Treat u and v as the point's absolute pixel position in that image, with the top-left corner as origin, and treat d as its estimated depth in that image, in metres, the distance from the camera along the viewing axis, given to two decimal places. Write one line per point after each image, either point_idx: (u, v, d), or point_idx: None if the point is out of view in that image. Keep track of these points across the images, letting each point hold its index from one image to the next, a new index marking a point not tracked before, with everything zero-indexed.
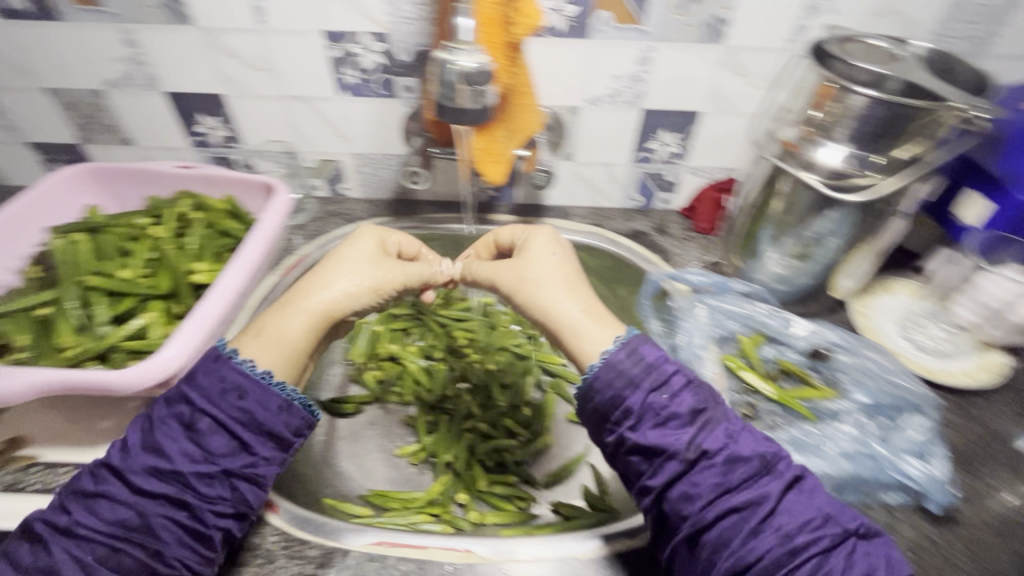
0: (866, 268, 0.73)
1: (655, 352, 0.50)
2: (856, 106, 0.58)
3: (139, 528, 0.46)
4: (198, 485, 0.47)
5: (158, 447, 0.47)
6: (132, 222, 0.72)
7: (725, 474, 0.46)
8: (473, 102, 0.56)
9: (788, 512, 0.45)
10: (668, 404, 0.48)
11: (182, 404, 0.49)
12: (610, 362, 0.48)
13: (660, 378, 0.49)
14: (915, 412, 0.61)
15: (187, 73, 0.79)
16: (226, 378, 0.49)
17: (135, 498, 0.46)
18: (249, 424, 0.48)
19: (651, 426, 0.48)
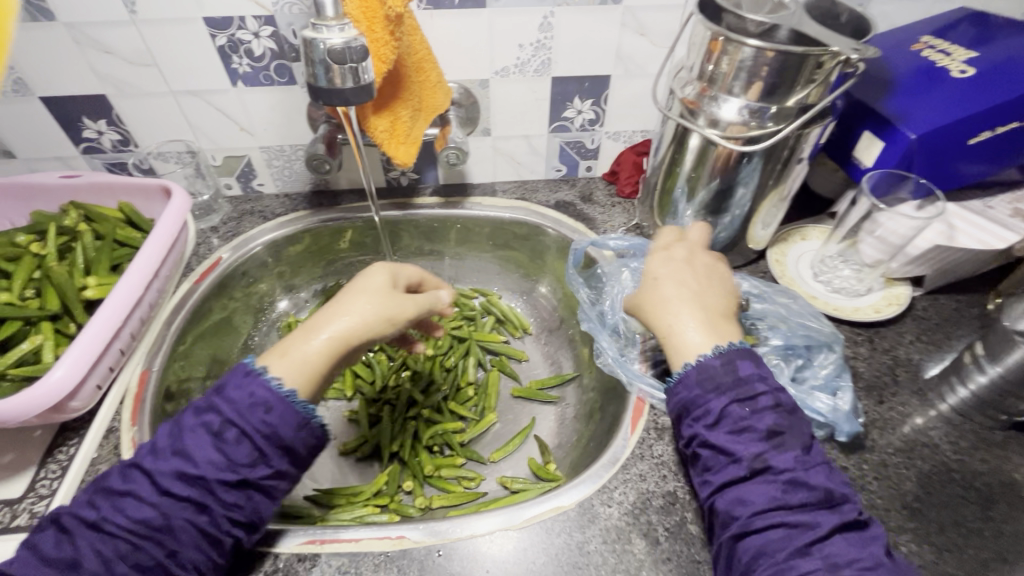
0: (778, 216, 0.76)
1: (748, 366, 0.49)
2: (745, 58, 0.59)
3: (156, 531, 0.44)
4: (221, 490, 0.46)
5: (183, 453, 0.46)
6: (11, 242, 0.66)
7: (776, 473, 0.45)
8: (348, 80, 0.52)
9: (768, 491, 0.45)
10: (747, 413, 0.48)
11: (208, 414, 0.47)
12: (700, 365, 0.50)
13: (746, 388, 0.49)
14: (824, 349, 0.63)
15: (60, 75, 0.72)
16: (256, 394, 0.47)
17: (155, 499, 0.45)
18: (272, 432, 0.47)
19: (733, 414, 0.48)
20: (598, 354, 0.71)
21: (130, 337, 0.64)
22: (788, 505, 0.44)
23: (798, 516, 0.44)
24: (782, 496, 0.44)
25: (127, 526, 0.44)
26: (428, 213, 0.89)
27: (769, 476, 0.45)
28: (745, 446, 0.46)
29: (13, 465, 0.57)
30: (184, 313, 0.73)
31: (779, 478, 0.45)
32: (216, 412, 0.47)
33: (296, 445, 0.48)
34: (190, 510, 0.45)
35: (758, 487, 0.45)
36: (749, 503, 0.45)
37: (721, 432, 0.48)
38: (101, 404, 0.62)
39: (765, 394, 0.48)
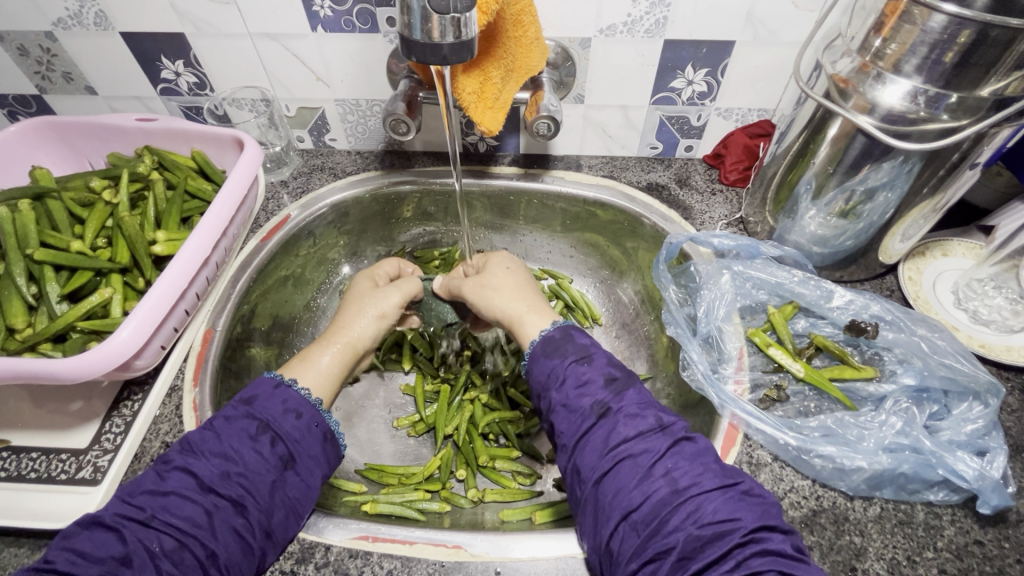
0: (923, 228, 0.63)
1: (584, 337, 0.55)
2: (933, 28, 0.46)
3: (197, 528, 0.43)
4: (260, 493, 0.46)
5: (226, 454, 0.47)
6: (84, 186, 0.65)
7: (624, 424, 0.47)
8: (448, 35, 0.45)
9: (676, 477, 0.44)
10: (588, 369, 0.52)
11: (247, 419, 0.49)
12: (544, 339, 0.55)
13: (586, 353, 0.53)
14: (969, 399, 0.53)
15: (140, 9, 0.68)
16: (289, 401, 0.52)
17: (199, 496, 0.44)
18: (298, 441, 0.50)
19: (591, 373, 0.51)
20: (684, 366, 0.62)
21: (195, 297, 0.62)
22: (679, 496, 0.42)
23: (687, 503, 0.42)
24: (671, 491, 0.43)
25: (172, 524, 0.42)
26: (505, 184, 0.81)
27: (682, 456, 0.45)
28: (591, 397, 0.50)
29: (80, 414, 0.57)
30: (249, 272, 0.70)
31: (622, 417, 0.48)
32: (254, 418, 0.49)
33: (318, 464, 0.51)
34: (231, 511, 0.44)
35: (608, 432, 0.47)
36: (604, 451, 0.46)
37: (566, 390, 0.51)
38: (165, 361, 0.61)
39: (601, 356, 0.53)
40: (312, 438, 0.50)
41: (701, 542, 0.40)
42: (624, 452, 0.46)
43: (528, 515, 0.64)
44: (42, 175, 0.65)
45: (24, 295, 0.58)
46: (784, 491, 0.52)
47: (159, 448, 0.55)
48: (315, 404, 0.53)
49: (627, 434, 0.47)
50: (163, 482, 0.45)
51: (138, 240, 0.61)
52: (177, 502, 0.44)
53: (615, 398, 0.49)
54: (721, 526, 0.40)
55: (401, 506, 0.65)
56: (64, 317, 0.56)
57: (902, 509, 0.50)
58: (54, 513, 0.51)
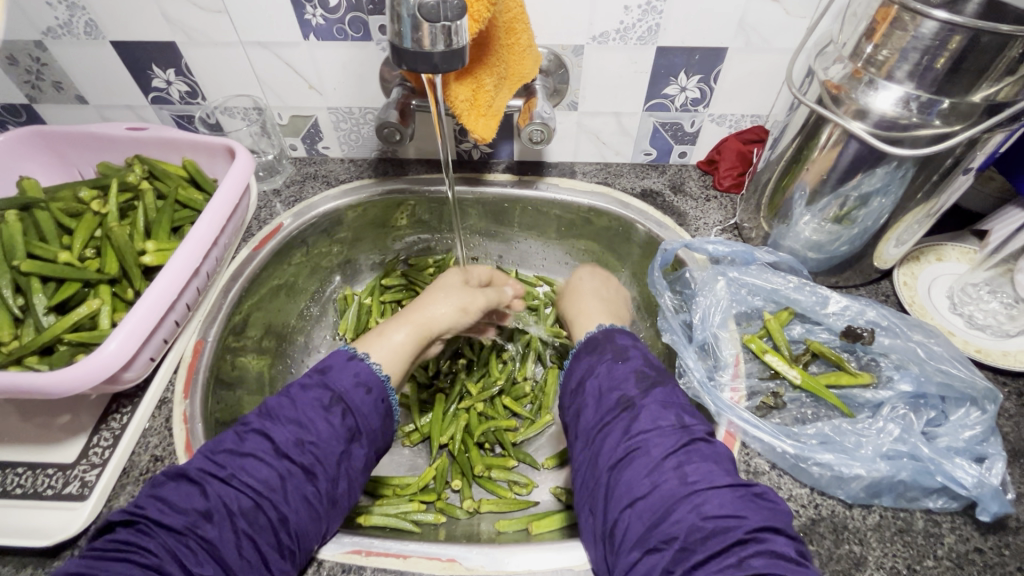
0: (917, 233, 0.63)
1: (624, 339, 0.55)
2: (924, 35, 0.46)
3: (271, 492, 0.44)
4: (330, 462, 0.47)
5: (301, 422, 0.47)
6: (73, 196, 0.65)
7: (648, 417, 0.47)
8: (439, 43, 0.45)
9: (688, 471, 0.43)
10: (624, 367, 0.51)
11: (320, 389, 0.49)
12: (584, 338, 0.56)
13: (623, 353, 0.53)
14: (967, 405, 0.52)
15: (130, 18, 0.68)
16: (361, 375, 0.51)
17: (273, 460, 0.45)
18: (365, 415, 0.50)
19: (623, 370, 0.51)
20: (680, 373, 0.62)
21: (186, 308, 0.61)
22: (687, 489, 0.42)
23: (694, 497, 0.41)
24: (680, 482, 0.42)
25: (249, 485, 0.43)
26: (499, 192, 0.81)
27: (698, 454, 0.44)
28: (618, 391, 0.49)
29: (68, 428, 0.56)
30: (241, 282, 0.69)
31: (646, 410, 0.47)
32: (329, 389, 0.50)
33: (378, 438, 0.52)
34: (302, 477, 0.45)
35: (628, 423, 0.47)
36: (621, 441, 0.46)
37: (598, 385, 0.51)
38: (155, 373, 0.60)
39: (637, 356, 0.53)
40: (377, 414, 0.51)
41: (701, 535, 0.39)
42: (640, 442, 0.45)
43: (525, 525, 0.64)
44: (30, 186, 0.64)
45: (10, 306, 0.57)
46: (781, 499, 0.51)
47: (148, 461, 0.54)
48: (385, 379, 0.53)
49: (647, 427, 0.46)
50: (242, 443, 0.46)
51: (127, 251, 0.60)
52: (253, 464, 0.44)
53: (641, 394, 0.49)
54: (722, 522, 0.40)
55: (396, 518, 0.64)
56: (51, 329, 0.55)
57: (901, 516, 0.50)
58: (40, 530, 0.50)
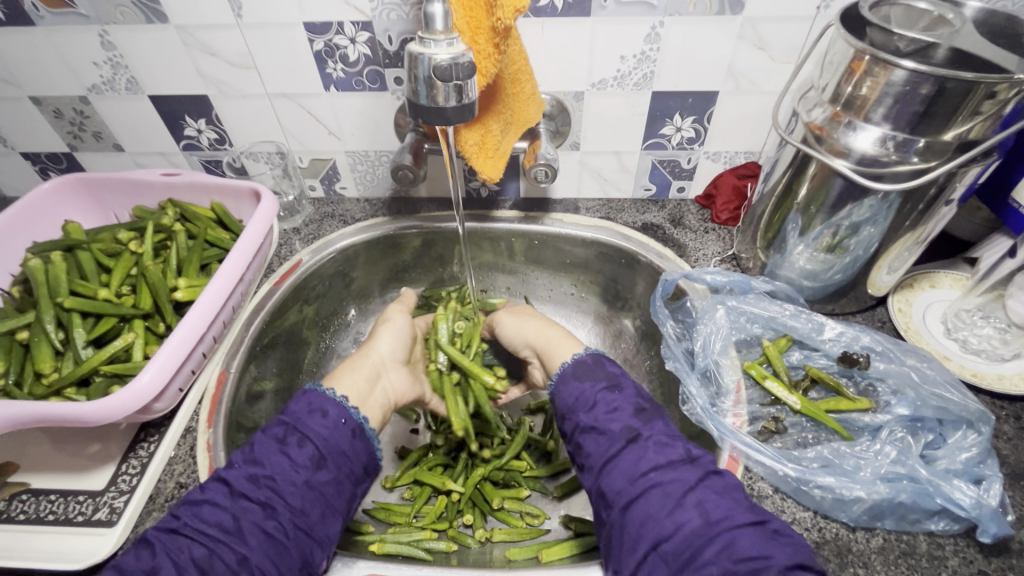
0: (908, 261, 0.66)
1: (615, 368, 0.58)
2: (896, 82, 0.50)
3: (227, 534, 0.45)
4: (288, 493, 0.48)
5: (257, 459, 0.50)
6: (111, 238, 0.70)
7: (653, 451, 0.49)
8: (449, 98, 0.49)
9: (709, 509, 0.44)
10: (618, 397, 0.54)
11: (280, 424, 0.53)
12: (575, 363, 0.58)
13: (616, 382, 0.55)
14: (963, 428, 0.54)
15: (167, 75, 0.75)
16: (314, 403, 0.54)
17: (228, 503, 0.47)
18: (326, 439, 0.52)
19: (620, 401, 0.53)
20: (684, 400, 0.63)
21: (212, 340, 0.65)
22: (711, 527, 0.43)
23: (722, 535, 0.42)
24: (704, 521, 0.43)
25: (202, 531, 0.45)
26: (507, 227, 0.85)
27: (714, 489, 0.46)
28: (620, 422, 0.51)
29: (98, 457, 0.59)
30: (262, 315, 0.73)
31: (652, 444, 0.49)
32: (283, 424, 0.53)
33: (351, 461, 0.53)
34: (259, 512, 0.47)
35: (637, 457, 0.49)
36: (632, 477, 0.48)
37: (595, 414, 0.53)
38: (182, 403, 0.63)
39: (630, 388, 0.55)
40: (338, 435, 0.53)
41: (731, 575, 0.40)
42: (654, 480, 0.47)
43: (537, 554, 0.65)
44: (74, 229, 0.70)
45: (52, 340, 0.61)
46: (786, 523, 0.53)
47: (174, 488, 0.57)
48: (346, 405, 0.55)
49: (657, 461, 0.48)
50: (202, 492, 0.48)
51: (161, 287, 0.64)
52: (208, 510, 0.47)
53: (644, 425, 0.51)
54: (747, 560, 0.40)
55: (410, 546, 0.66)
56: (89, 361, 0.58)
57: (905, 539, 0.51)
58: (72, 555, 0.52)
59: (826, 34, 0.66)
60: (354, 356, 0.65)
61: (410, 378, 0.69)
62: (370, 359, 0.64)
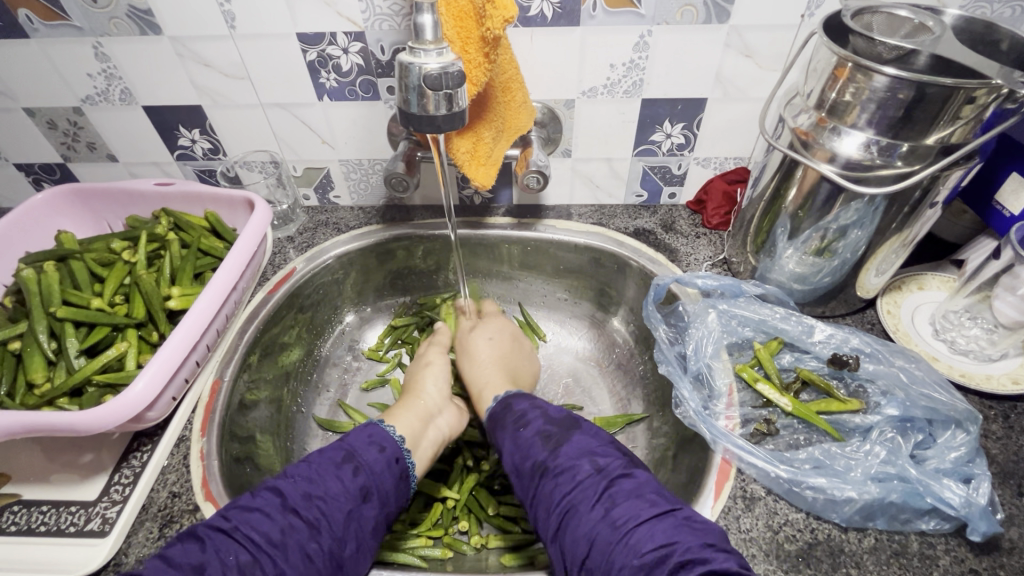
0: (896, 263, 0.67)
1: (522, 403, 0.58)
2: (878, 88, 0.51)
3: (272, 547, 0.45)
4: (336, 519, 0.49)
5: (313, 479, 0.51)
6: (105, 247, 0.70)
7: (563, 478, 0.49)
8: (439, 106, 0.50)
9: (616, 515, 0.45)
10: (525, 432, 0.54)
11: (340, 450, 0.54)
12: (491, 413, 0.60)
13: (522, 419, 0.56)
14: (952, 427, 0.55)
15: (161, 87, 0.75)
16: (375, 436, 0.56)
17: (279, 515, 0.47)
18: (376, 474, 0.53)
19: (528, 435, 0.53)
20: (677, 404, 0.64)
21: (205, 349, 0.65)
22: (619, 533, 0.43)
23: (628, 537, 0.43)
24: (611, 529, 0.44)
25: (251, 539, 0.45)
26: (500, 234, 0.85)
27: (621, 494, 0.46)
28: (531, 459, 0.52)
29: (90, 467, 0.59)
30: (256, 323, 0.73)
31: (559, 473, 0.49)
32: (342, 449, 0.54)
33: (391, 499, 0.54)
34: (306, 533, 0.47)
35: (549, 488, 0.49)
36: (550, 506, 0.48)
37: (513, 458, 0.53)
38: (175, 412, 0.63)
39: (537, 418, 0.55)
40: (389, 474, 0.54)
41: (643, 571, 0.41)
42: (566, 505, 0.47)
43: (532, 560, 0.64)
44: (67, 238, 0.70)
45: (45, 350, 0.61)
46: (779, 524, 0.53)
47: (167, 497, 0.57)
48: (400, 444, 0.57)
49: (566, 485, 0.48)
50: (253, 498, 0.49)
51: (154, 296, 0.65)
52: (259, 519, 0.47)
53: (550, 454, 0.51)
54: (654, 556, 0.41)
55: (405, 554, 0.66)
56: (81, 371, 0.59)
57: (896, 539, 0.51)
58: (64, 566, 0.52)
59: (810, 41, 0.67)
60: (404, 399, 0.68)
61: (459, 410, 0.71)
62: (421, 401, 0.67)
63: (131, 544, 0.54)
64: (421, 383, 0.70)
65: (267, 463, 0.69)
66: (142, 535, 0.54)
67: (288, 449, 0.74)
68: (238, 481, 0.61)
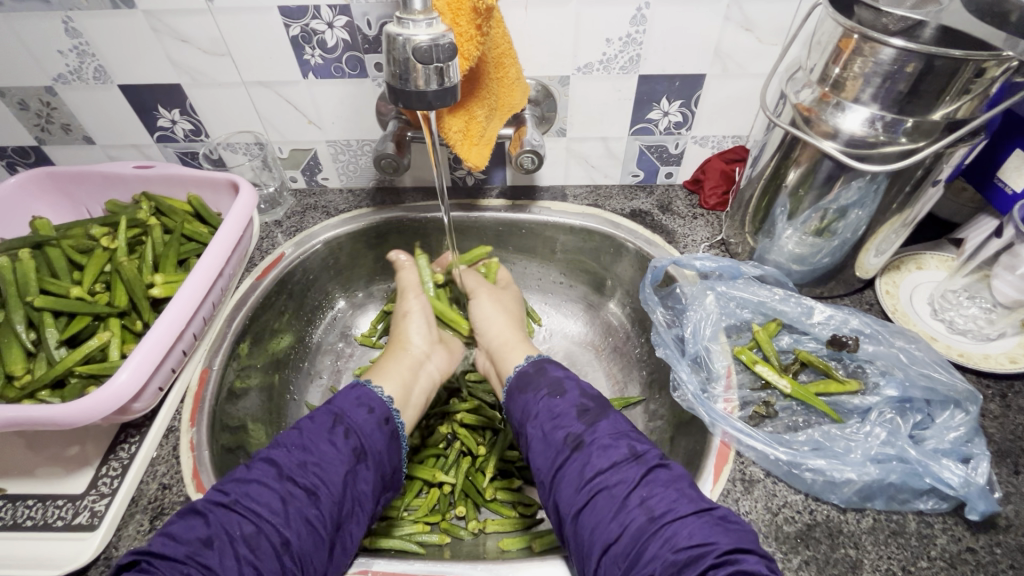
0: (896, 242, 0.66)
1: (557, 371, 0.58)
2: (884, 61, 0.49)
3: (273, 515, 0.44)
4: (333, 483, 0.48)
5: (306, 446, 0.50)
6: (82, 232, 0.68)
7: (597, 454, 0.49)
8: (430, 82, 0.48)
9: (652, 505, 0.44)
10: (561, 402, 0.54)
11: (328, 415, 0.53)
12: (518, 375, 0.59)
13: (558, 387, 0.55)
14: (951, 407, 0.55)
15: (138, 64, 0.72)
16: (363, 397, 0.55)
17: (276, 484, 0.46)
18: (367, 436, 0.53)
19: (562, 405, 0.53)
20: (675, 386, 0.63)
21: (192, 338, 0.63)
22: (655, 525, 0.43)
23: (663, 530, 0.42)
24: (647, 519, 0.43)
25: (252, 510, 0.44)
26: (494, 216, 0.84)
27: (658, 483, 0.46)
28: (564, 431, 0.51)
29: (76, 459, 0.57)
30: (244, 310, 0.71)
31: (596, 448, 0.49)
32: (331, 412, 0.53)
33: (385, 460, 0.54)
34: (306, 500, 0.46)
35: (581, 466, 0.48)
36: (580, 484, 0.48)
37: (540, 425, 0.53)
38: (163, 403, 0.62)
39: (572, 389, 0.55)
40: (380, 435, 0.53)
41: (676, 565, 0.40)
42: (600, 485, 0.47)
43: (530, 544, 0.64)
44: (42, 225, 0.67)
45: (22, 341, 0.59)
46: (778, 506, 0.53)
47: (157, 490, 0.56)
48: (389, 403, 0.57)
49: (602, 465, 0.48)
50: (248, 471, 0.48)
51: (136, 284, 0.63)
52: (258, 491, 0.46)
53: (587, 429, 0.50)
54: (694, 550, 0.41)
55: (401, 540, 0.65)
56: (62, 362, 0.57)
57: (894, 519, 0.51)
58: (52, 560, 0.51)
59: (812, 14, 0.65)
60: (392, 350, 0.68)
61: (447, 353, 0.72)
62: (410, 352, 0.67)
63: (122, 538, 0.52)
64: (406, 331, 0.70)
65: (259, 453, 0.67)
66: (132, 528, 0.53)
67: None
68: (230, 471, 0.60)
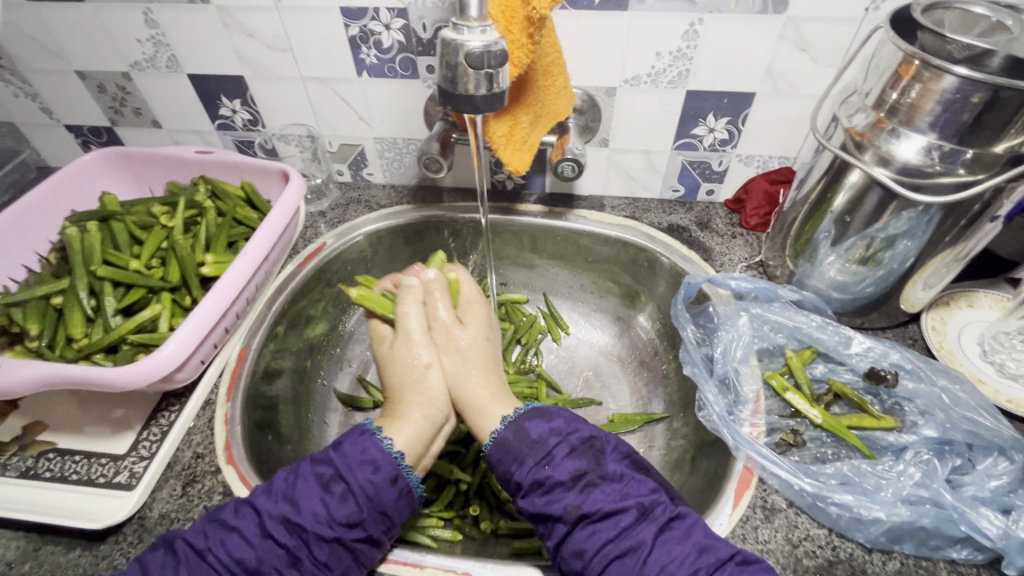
0: (946, 277, 0.63)
1: (539, 429, 0.53)
2: (946, 89, 0.48)
3: (249, 574, 0.45)
4: (316, 546, 0.47)
5: (291, 500, 0.48)
6: (146, 210, 0.72)
7: (604, 527, 0.47)
8: (481, 88, 0.49)
9: (669, 572, 0.44)
10: (552, 471, 0.50)
11: (323, 466, 0.50)
12: (495, 442, 0.53)
13: (545, 453, 0.51)
14: (994, 454, 0.52)
15: (206, 54, 0.76)
16: (368, 452, 0.51)
17: (256, 541, 0.46)
18: (371, 500, 0.49)
19: (555, 474, 0.50)
20: (700, 406, 0.62)
21: (235, 316, 0.66)
22: None
23: None
24: None
25: (229, 562, 0.45)
26: (529, 221, 0.85)
27: (672, 543, 0.46)
28: (560, 503, 0.49)
29: (121, 422, 0.61)
30: (284, 295, 0.74)
31: (601, 519, 0.47)
32: (331, 465, 0.50)
33: (392, 520, 0.51)
34: (285, 560, 0.46)
35: (587, 536, 0.47)
36: (589, 555, 0.47)
37: (532, 498, 0.50)
38: (203, 375, 0.65)
39: (564, 450, 0.51)
40: (388, 498, 0.50)
41: None
42: (611, 554, 0.46)
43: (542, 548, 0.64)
44: (111, 201, 0.73)
45: (84, 307, 0.64)
46: (798, 539, 0.51)
47: (191, 458, 0.59)
48: (398, 458, 0.52)
49: (612, 535, 0.46)
50: (234, 516, 0.48)
51: (189, 262, 0.66)
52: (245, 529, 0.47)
53: (587, 500, 0.48)
54: None
55: (414, 531, 0.67)
56: (117, 329, 0.61)
57: (923, 565, 0.49)
58: (91, 515, 0.54)
59: (873, 37, 0.64)
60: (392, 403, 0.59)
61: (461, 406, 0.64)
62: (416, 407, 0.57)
63: (155, 500, 0.56)
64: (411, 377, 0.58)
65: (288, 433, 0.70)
66: (166, 491, 0.56)
67: (307, 419, 0.75)
68: (259, 450, 0.62)
